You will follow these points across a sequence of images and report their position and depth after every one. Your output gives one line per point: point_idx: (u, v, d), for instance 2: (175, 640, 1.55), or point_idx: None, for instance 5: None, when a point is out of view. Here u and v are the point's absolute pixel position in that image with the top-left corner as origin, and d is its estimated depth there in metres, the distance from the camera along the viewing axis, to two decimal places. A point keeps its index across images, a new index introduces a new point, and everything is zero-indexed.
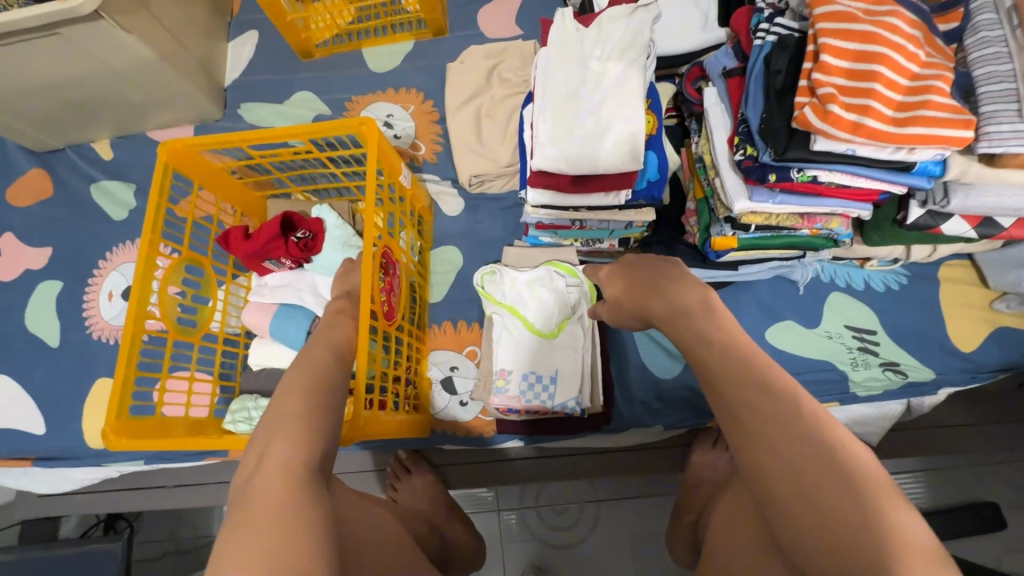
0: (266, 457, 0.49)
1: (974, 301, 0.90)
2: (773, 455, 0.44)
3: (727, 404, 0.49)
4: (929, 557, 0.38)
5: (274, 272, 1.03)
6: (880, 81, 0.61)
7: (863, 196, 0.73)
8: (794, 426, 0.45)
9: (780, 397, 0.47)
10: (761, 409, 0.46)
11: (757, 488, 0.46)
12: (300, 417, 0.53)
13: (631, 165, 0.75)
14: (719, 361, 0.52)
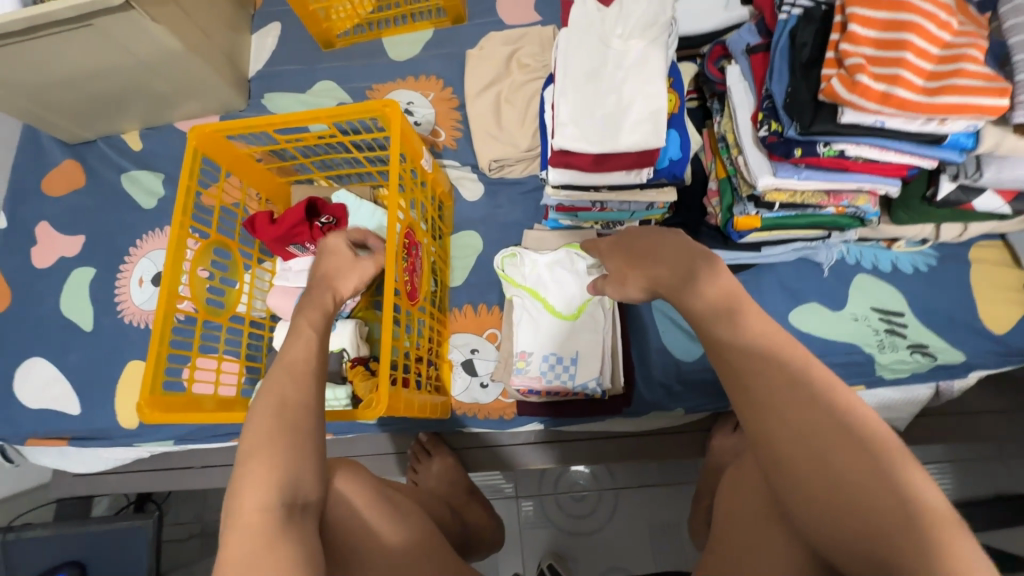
0: (245, 495, 0.50)
1: (1007, 282, 0.87)
2: (786, 424, 0.43)
3: (737, 374, 0.47)
4: (950, 530, 0.37)
5: (297, 257, 1.05)
6: (911, 50, 0.60)
7: (892, 171, 0.72)
8: (807, 397, 0.43)
9: (793, 369, 0.45)
10: (774, 377, 0.45)
11: (769, 457, 0.44)
12: (271, 448, 0.52)
13: (655, 141, 0.75)
14: (729, 331, 0.49)
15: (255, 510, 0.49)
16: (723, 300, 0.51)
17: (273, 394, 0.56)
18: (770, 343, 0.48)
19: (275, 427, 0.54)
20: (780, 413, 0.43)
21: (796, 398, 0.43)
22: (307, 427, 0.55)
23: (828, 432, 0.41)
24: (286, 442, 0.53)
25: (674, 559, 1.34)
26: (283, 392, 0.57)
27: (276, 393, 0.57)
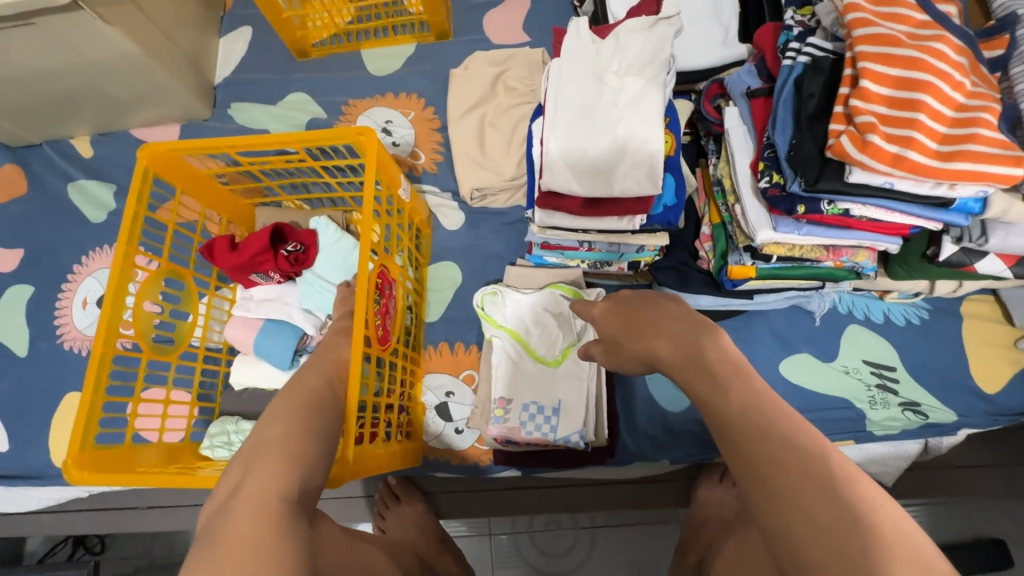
0: (252, 482, 0.50)
1: (998, 339, 0.85)
2: (807, 518, 0.39)
3: (748, 458, 0.43)
4: None
5: (260, 285, 0.98)
6: (924, 111, 0.56)
7: (894, 230, 0.69)
8: (826, 483, 0.40)
9: (810, 454, 0.41)
10: (789, 465, 0.41)
11: (782, 553, 0.40)
12: (287, 442, 0.54)
13: (649, 189, 0.72)
14: (737, 413, 0.45)
15: (263, 494, 0.49)
16: (728, 374, 0.48)
17: (293, 403, 0.59)
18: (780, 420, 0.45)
19: (294, 427, 0.56)
20: (799, 498, 0.40)
21: (814, 486, 0.40)
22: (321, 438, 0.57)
23: (851, 531, 0.38)
24: (302, 444, 0.54)
25: None
26: (306, 399, 0.60)
27: (295, 403, 0.59)
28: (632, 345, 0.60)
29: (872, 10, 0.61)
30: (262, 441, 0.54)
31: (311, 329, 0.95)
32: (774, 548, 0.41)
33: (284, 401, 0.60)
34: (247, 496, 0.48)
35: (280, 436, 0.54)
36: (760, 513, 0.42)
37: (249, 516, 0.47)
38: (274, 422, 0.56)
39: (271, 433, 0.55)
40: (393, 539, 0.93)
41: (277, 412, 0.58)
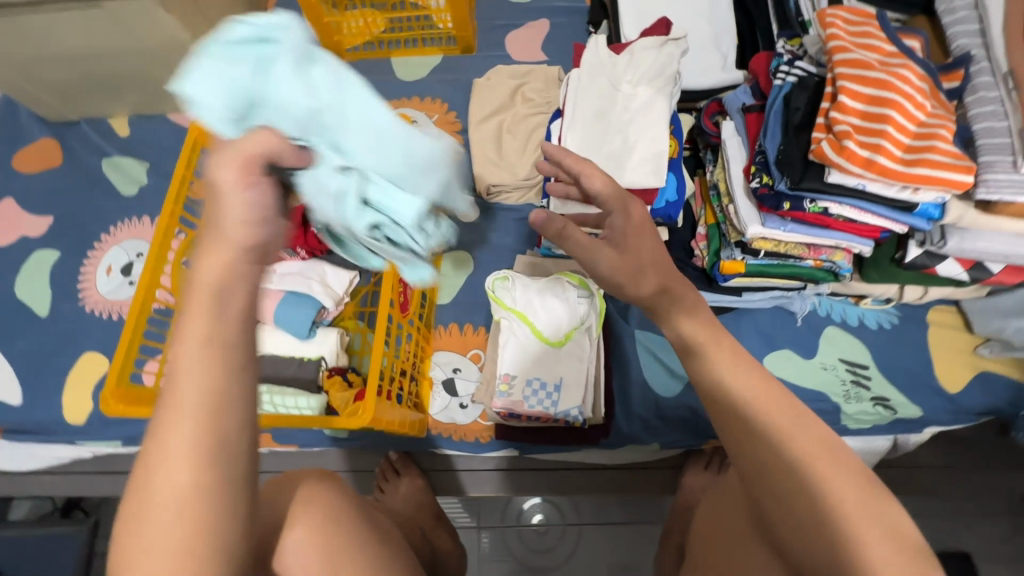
0: (179, 471, 0.32)
1: (960, 345, 0.94)
2: (785, 468, 0.46)
3: (725, 415, 0.49)
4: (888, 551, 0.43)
5: (285, 260, 1.05)
6: (892, 124, 0.66)
7: (866, 232, 0.78)
8: (806, 439, 0.46)
9: (791, 412, 0.47)
10: (777, 424, 0.47)
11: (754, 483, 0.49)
12: (179, 470, 0.32)
13: (654, 181, 0.78)
14: (732, 373, 0.49)
15: (152, 571, 0.32)
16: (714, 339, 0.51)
17: (202, 368, 0.33)
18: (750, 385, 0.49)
19: (192, 446, 0.33)
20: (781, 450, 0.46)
21: (801, 442, 0.46)
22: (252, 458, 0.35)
23: (826, 479, 0.45)
24: (204, 473, 0.33)
25: None
26: (215, 381, 0.33)
27: (211, 368, 0.34)
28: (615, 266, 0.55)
29: (851, 39, 0.72)
30: (152, 455, 0.33)
31: (330, 303, 1.00)
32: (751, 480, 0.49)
33: (188, 359, 0.33)
34: (128, 570, 0.32)
35: (179, 459, 0.32)
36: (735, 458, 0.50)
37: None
38: (168, 414, 0.33)
39: (160, 444, 0.33)
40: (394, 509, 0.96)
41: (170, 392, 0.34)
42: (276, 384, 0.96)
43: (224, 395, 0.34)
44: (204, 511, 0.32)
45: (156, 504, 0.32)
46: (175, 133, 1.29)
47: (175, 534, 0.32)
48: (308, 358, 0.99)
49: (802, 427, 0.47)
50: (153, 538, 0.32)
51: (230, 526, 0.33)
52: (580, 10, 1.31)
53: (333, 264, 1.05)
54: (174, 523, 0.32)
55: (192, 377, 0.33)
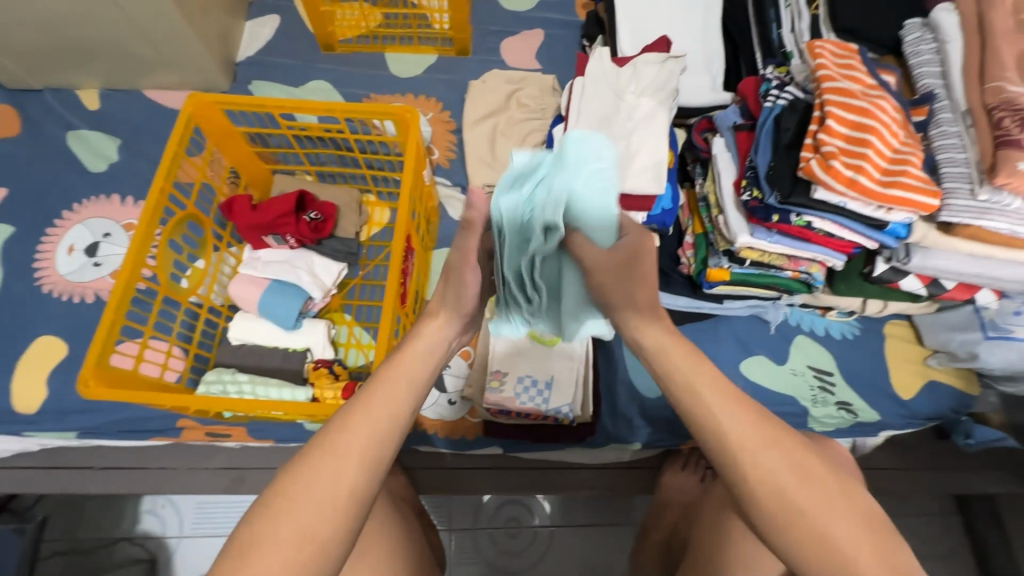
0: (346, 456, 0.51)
1: (911, 356, 1.03)
2: (766, 480, 0.49)
3: (702, 429, 0.52)
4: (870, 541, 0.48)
5: (272, 248, 1.00)
6: (872, 148, 0.73)
7: (841, 247, 0.85)
8: (778, 452, 0.50)
9: (768, 425, 0.52)
10: (753, 435, 0.51)
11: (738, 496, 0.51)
12: (349, 468, 0.51)
13: (655, 189, 0.82)
14: (711, 395, 0.52)
15: (315, 525, 0.49)
16: (691, 358, 0.54)
17: (384, 399, 0.55)
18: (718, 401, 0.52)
19: (361, 452, 0.52)
20: (764, 461, 0.50)
21: (776, 457, 0.50)
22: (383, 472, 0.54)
23: (803, 485, 0.49)
24: (362, 476, 0.52)
25: None
26: (389, 407, 0.55)
27: (390, 401, 0.56)
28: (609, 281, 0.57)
29: (836, 70, 0.80)
30: (332, 453, 0.51)
31: (317, 293, 0.97)
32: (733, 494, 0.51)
33: (382, 386, 0.56)
34: (295, 520, 0.49)
35: (352, 462, 0.52)
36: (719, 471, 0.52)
37: (296, 541, 0.48)
38: (346, 424, 0.53)
39: (334, 443, 0.52)
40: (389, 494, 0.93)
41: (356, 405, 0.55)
42: (256, 376, 0.93)
43: (389, 424, 0.55)
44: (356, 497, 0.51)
45: (323, 486, 0.50)
46: (151, 110, 1.23)
47: (335, 508, 0.50)
48: (293, 348, 0.96)
49: (775, 441, 0.51)
50: (321, 510, 0.49)
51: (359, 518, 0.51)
52: (575, 23, 1.36)
53: (322, 255, 1.02)
54: (336, 505, 0.50)
55: (373, 402, 0.55)
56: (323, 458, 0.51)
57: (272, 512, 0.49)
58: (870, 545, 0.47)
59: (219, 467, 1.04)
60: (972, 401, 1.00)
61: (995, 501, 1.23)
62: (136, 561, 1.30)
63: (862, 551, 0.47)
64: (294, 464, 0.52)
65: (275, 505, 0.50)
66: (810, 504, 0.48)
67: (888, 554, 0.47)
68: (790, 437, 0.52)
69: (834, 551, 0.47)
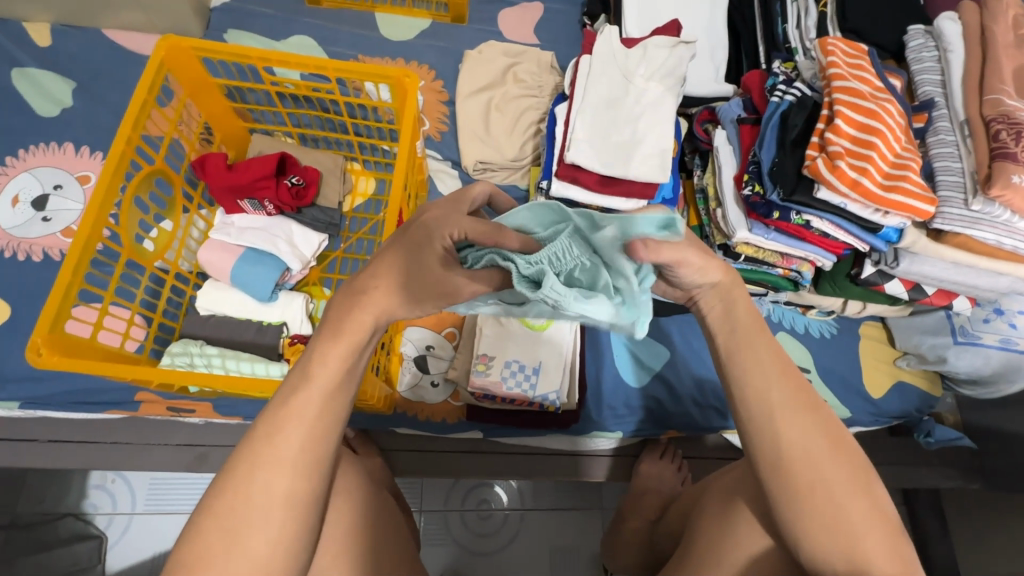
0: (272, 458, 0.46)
1: (883, 357, 1.06)
2: (799, 453, 0.49)
3: (747, 396, 0.51)
4: (887, 531, 0.48)
5: (247, 213, 0.93)
6: (876, 151, 0.74)
7: (834, 247, 0.86)
8: (818, 429, 0.50)
9: (811, 404, 0.51)
10: (791, 408, 0.50)
11: (770, 468, 0.50)
12: (284, 472, 0.46)
13: (659, 177, 0.80)
14: (753, 361, 0.52)
15: (243, 536, 0.44)
16: (754, 324, 0.53)
17: (318, 394, 0.48)
18: (767, 369, 0.51)
19: (298, 455, 0.47)
20: (797, 435, 0.49)
21: (815, 431, 0.50)
22: (327, 473, 0.49)
23: (836, 468, 0.49)
24: (298, 480, 0.46)
25: None
26: (323, 402, 0.49)
27: (322, 397, 0.48)
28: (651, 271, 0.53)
29: (847, 70, 0.80)
30: (266, 459, 0.46)
31: (296, 264, 0.91)
32: (757, 458, 0.51)
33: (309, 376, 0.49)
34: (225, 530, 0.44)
35: (292, 469, 0.46)
36: (754, 442, 0.51)
37: (223, 553, 0.43)
38: (276, 425, 0.47)
39: (265, 447, 0.46)
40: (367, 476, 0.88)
41: (283, 400, 0.48)
42: (229, 349, 0.87)
43: (325, 420, 0.49)
44: (294, 501, 0.46)
45: (251, 495, 0.45)
46: (112, 52, 1.11)
47: (266, 517, 0.45)
48: (269, 322, 0.90)
49: (816, 418, 0.50)
50: (252, 518, 0.44)
51: (307, 523, 0.47)
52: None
53: (301, 224, 0.96)
54: (270, 516, 0.45)
55: (307, 397, 0.48)
56: (252, 463, 0.46)
57: (202, 517, 0.45)
58: (881, 537, 0.48)
59: (181, 444, 0.98)
60: (934, 401, 1.04)
61: (941, 495, 1.30)
62: (83, 538, 1.22)
63: (873, 537, 0.48)
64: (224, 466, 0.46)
65: (206, 509, 0.45)
66: (838, 490, 0.48)
67: (897, 547, 0.48)
68: (833, 420, 0.51)
69: (848, 531, 0.48)
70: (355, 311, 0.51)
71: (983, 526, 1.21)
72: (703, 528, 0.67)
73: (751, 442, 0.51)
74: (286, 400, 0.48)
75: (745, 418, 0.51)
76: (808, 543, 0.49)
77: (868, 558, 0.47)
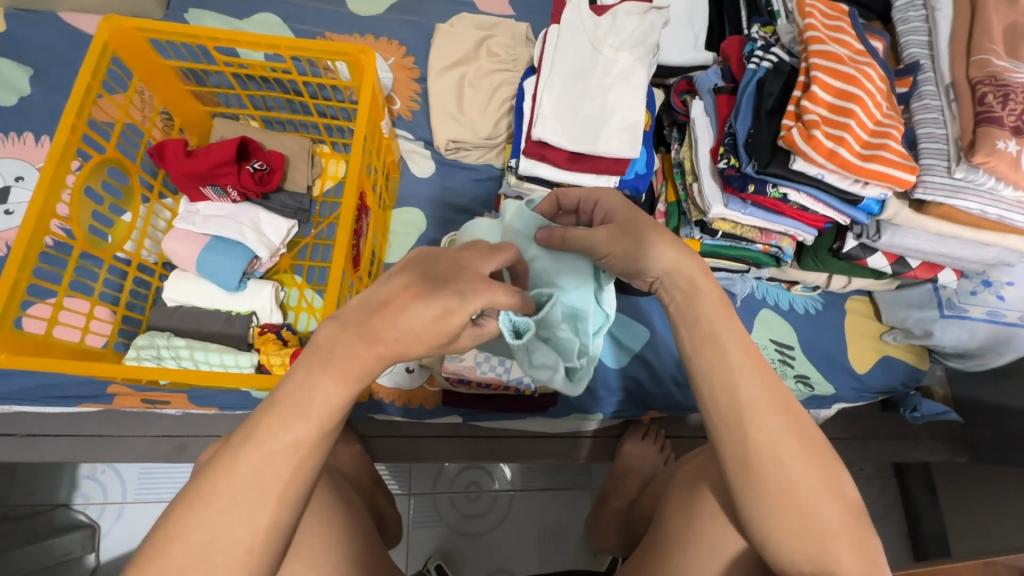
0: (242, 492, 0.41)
1: (870, 332, 1.04)
2: (765, 449, 0.46)
3: (713, 389, 0.49)
4: (856, 533, 0.46)
5: (211, 200, 0.91)
6: (854, 119, 0.70)
7: (814, 221, 0.83)
8: (787, 425, 0.47)
9: (782, 400, 0.48)
10: (760, 401, 0.48)
11: (733, 464, 0.47)
12: (257, 514, 0.40)
13: (630, 152, 0.77)
14: (716, 353, 0.49)
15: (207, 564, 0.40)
16: (721, 312, 0.51)
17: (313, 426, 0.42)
18: (735, 361, 0.49)
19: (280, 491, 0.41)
20: (762, 431, 0.47)
21: (784, 430, 0.47)
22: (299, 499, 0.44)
23: (805, 465, 0.46)
24: (279, 512, 0.41)
25: (561, 564, 1.34)
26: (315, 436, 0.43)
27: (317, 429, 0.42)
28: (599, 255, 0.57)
29: (825, 33, 0.76)
30: (239, 491, 0.40)
31: (264, 252, 0.89)
32: (721, 452, 0.49)
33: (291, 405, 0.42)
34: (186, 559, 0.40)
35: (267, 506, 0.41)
36: (719, 437, 0.48)
37: None
38: (260, 457, 0.41)
39: (247, 478, 0.41)
40: (341, 466, 0.87)
41: (273, 429, 0.42)
42: (198, 340, 0.86)
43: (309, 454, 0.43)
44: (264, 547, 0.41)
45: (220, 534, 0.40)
46: (72, 38, 1.07)
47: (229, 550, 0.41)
48: (237, 312, 0.89)
49: (785, 413, 0.48)
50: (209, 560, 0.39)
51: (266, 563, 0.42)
52: None
53: (269, 210, 0.94)
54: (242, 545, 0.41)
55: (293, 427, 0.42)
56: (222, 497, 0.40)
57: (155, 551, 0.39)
58: (849, 538, 0.45)
59: (159, 435, 0.98)
60: (921, 375, 1.02)
61: (929, 468, 1.29)
62: (74, 528, 1.23)
63: (840, 538, 0.45)
64: (195, 490, 0.41)
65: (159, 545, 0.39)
66: (804, 490, 0.46)
67: (868, 550, 0.45)
68: (804, 415, 0.48)
69: (814, 531, 0.45)
70: (356, 348, 0.44)
71: (971, 498, 1.20)
72: (672, 512, 0.66)
73: (715, 435, 0.49)
74: (268, 425, 0.42)
75: (711, 412, 0.49)
76: (774, 543, 0.47)
77: (835, 559, 0.44)
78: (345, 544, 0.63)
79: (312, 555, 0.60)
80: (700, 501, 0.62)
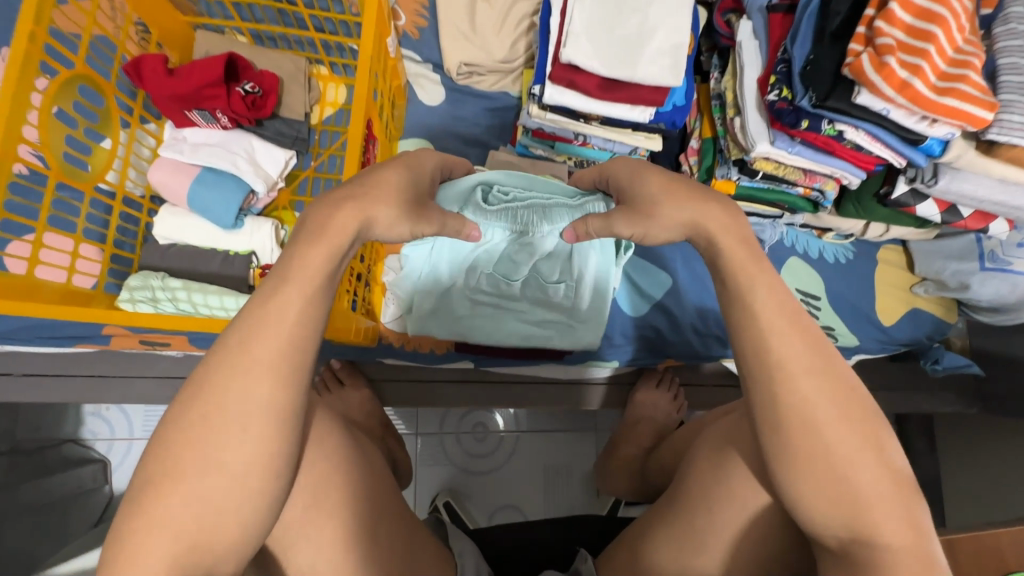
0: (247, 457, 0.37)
1: (901, 283, 1.00)
2: (801, 414, 0.42)
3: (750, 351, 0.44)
4: (898, 499, 0.42)
5: (198, 126, 0.82)
6: (934, 44, 0.61)
7: (865, 163, 0.75)
8: (826, 387, 0.42)
9: (838, 387, 0.42)
10: (804, 363, 0.42)
11: (764, 425, 0.43)
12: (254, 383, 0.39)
13: (671, 80, 0.68)
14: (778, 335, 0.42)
15: (227, 516, 0.38)
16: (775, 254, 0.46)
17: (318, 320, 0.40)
18: (776, 322, 0.43)
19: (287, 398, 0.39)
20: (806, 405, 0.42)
21: (821, 392, 0.42)
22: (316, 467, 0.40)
23: (844, 428, 0.42)
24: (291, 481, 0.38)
25: (564, 500, 1.38)
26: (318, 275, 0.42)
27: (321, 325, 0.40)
28: (620, 209, 0.51)
29: None
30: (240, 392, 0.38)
31: (260, 186, 0.82)
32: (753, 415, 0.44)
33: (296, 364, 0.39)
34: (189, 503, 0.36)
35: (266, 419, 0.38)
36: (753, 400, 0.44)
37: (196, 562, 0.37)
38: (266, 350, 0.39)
39: None
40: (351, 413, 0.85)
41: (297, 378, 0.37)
42: (196, 281, 0.80)
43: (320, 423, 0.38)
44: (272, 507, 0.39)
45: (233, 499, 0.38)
46: None
47: (246, 502, 0.38)
48: (236, 252, 0.83)
49: (828, 377, 0.43)
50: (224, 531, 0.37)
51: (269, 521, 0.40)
52: None
53: (263, 138, 0.85)
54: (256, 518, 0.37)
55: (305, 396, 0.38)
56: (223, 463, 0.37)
57: (161, 467, 0.37)
58: (895, 514, 0.42)
59: (161, 376, 0.95)
60: (947, 328, 0.99)
61: (934, 418, 1.29)
62: (86, 462, 1.24)
63: (878, 505, 0.42)
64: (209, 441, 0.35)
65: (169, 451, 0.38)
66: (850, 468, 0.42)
67: (910, 517, 0.42)
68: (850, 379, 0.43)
69: (853, 500, 0.42)
70: None
71: (974, 447, 1.21)
72: (697, 467, 0.65)
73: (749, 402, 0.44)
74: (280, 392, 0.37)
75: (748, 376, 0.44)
76: (805, 507, 0.43)
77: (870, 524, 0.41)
78: (366, 495, 0.61)
79: (329, 513, 0.57)
80: (731, 459, 0.60)
